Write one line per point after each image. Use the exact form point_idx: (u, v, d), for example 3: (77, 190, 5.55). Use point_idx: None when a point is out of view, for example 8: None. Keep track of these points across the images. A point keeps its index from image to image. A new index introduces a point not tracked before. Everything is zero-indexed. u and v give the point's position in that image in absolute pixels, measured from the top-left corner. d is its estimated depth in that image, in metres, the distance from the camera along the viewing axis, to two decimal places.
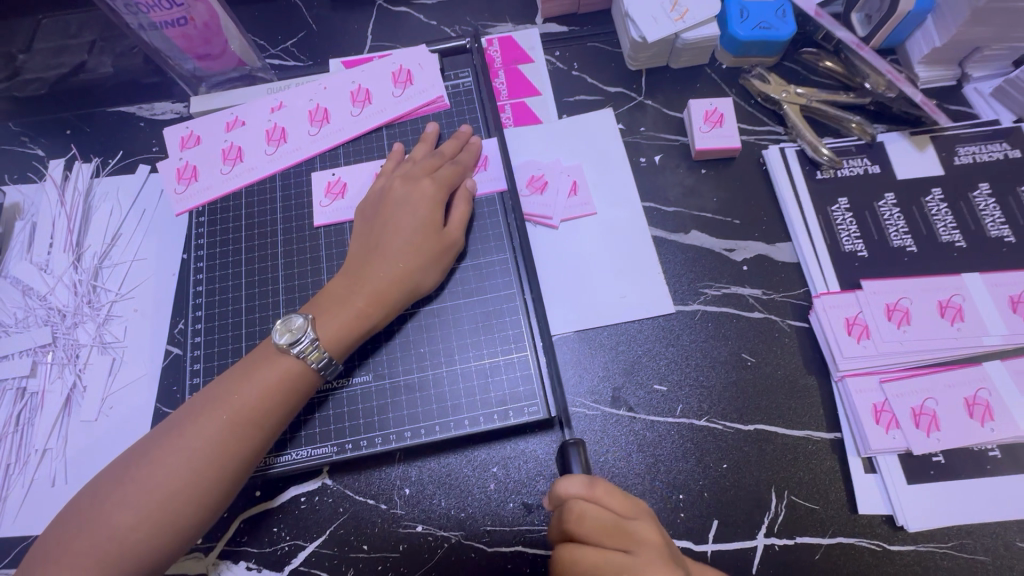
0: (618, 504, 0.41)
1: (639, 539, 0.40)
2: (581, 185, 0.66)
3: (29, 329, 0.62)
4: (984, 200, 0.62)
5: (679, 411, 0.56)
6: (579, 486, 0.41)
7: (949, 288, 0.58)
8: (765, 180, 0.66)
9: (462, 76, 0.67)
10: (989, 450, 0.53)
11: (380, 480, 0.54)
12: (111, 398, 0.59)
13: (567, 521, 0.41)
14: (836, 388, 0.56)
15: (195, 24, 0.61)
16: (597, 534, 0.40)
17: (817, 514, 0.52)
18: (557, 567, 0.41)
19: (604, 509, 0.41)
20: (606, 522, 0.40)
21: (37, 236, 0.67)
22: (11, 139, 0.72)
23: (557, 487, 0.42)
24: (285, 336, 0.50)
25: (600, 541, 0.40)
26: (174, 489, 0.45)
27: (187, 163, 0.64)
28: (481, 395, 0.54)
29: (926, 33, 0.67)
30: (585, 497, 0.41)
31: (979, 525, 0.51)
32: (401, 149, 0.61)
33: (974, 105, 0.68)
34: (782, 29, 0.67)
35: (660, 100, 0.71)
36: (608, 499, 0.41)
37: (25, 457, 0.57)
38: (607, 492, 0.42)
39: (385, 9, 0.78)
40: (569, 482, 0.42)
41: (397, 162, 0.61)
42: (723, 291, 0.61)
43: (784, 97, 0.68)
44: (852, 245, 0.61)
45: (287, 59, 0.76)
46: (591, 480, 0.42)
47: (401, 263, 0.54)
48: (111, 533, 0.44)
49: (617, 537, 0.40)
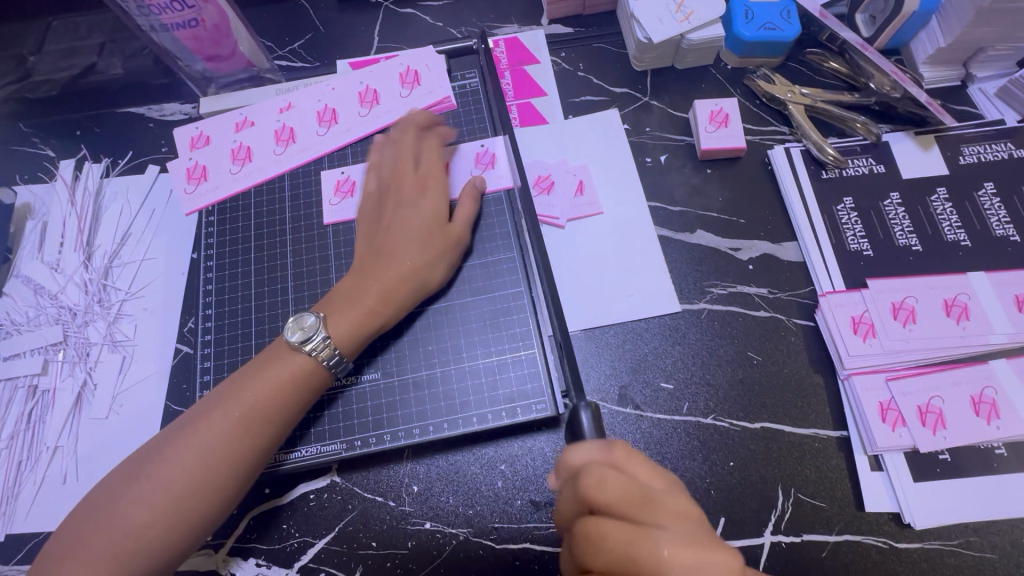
0: (638, 472, 0.40)
1: (665, 508, 0.39)
2: (587, 185, 0.66)
3: (40, 328, 0.63)
4: (989, 200, 0.62)
5: (686, 409, 0.56)
6: (595, 451, 0.40)
7: (954, 287, 0.58)
8: (770, 180, 0.66)
9: (469, 77, 0.68)
10: (995, 448, 0.53)
11: (388, 477, 0.55)
12: (122, 396, 0.60)
13: (588, 488, 0.38)
14: (842, 387, 0.56)
15: (205, 25, 0.62)
16: (623, 500, 0.38)
17: (823, 511, 0.52)
18: (580, 540, 0.38)
19: (625, 475, 0.39)
20: (630, 486, 0.38)
21: (48, 235, 0.68)
22: (22, 140, 0.73)
23: (571, 456, 0.40)
24: (297, 333, 0.50)
25: (627, 511, 0.38)
26: (187, 487, 0.45)
27: (196, 164, 0.64)
28: (489, 393, 0.54)
29: (930, 33, 0.67)
30: (606, 462, 0.40)
31: (986, 522, 0.51)
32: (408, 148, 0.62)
33: (979, 106, 0.68)
34: (787, 30, 0.68)
35: (665, 100, 0.72)
36: (629, 465, 0.40)
37: (36, 454, 0.58)
38: (627, 455, 0.41)
39: (391, 11, 0.79)
40: (587, 449, 0.40)
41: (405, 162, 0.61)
42: (729, 290, 0.62)
43: (789, 98, 0.68)
44: (857, 244, 0.61)
45: (294, 60, 0.76)
46: (608, 445, 0.41)
47: (409, 261, 0.54)
48: (126, 529, 0.44)
49: (641, 508, 0.38)
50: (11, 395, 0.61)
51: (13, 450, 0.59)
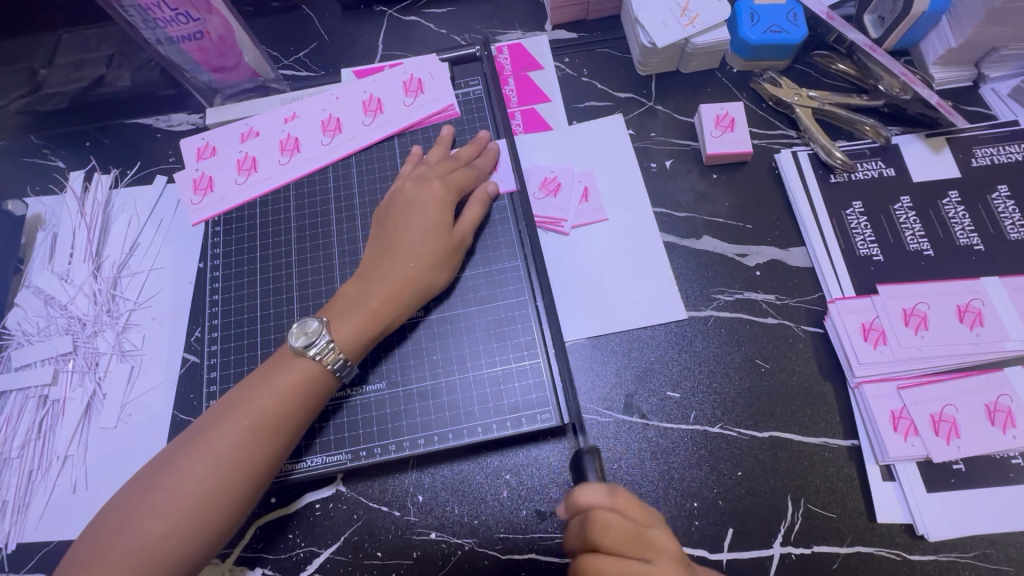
0: (633, 511, 0.41)
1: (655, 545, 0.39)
2: (592, 192, 0.66)
3: (50, 338, 0.64)
4: (1002, 203, 0.61)
5: (693, 418, 0.56)
6: (601, 495, 0.41)
7: (967, 293, 0.57)
8: (777, 184, 0.66)
9: (472, 85, 0.68)
10: (1011, 458, 0.52)
11: (394, 486, 0.55)
12: (131, 405, 0.60)
13: (589, 533, 0.40)
14: (852, 395, 0.55)
15: (210, 37, 0.62)
16: (617, 541, 0.39)
17: (833, 523, 0.51)
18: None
19: (622, 516, 0.40)
20: (625, 529, 0.40)
21: (58, 246, 0.68)
22: (33, 152, 0.74)
23: (579, 497, 0.41)
24: (300, 339, 0.50)
25: (618, 548, 0.39)
26: (199, 498, 0.45)
27: (203, 174, 0.65)
28: (493, 402, 0.54)
29: (941, 34, 0.66)
30: (606, 506, 0.41)
31: (1002, 535, 0.50)
32: (418, 153, 0.62)
33: (991, 106, 0.67)
34: (793, 32, 0.67)
35: (670, 106, 0.71)
36: (628, 509, 0.41)
37: (47, 463, 0.59)
38: (629, 503, 0.41)
39: (395, 19, 0.79)
40: (590, 493, 0.41)
41: (414, 166, 0.61)
42: (736, 296, 0.61)
43: (796, 101, 0.67)
44: (867, 249, 0.60)
45: (299, 69, 0.77)
46: (610, 489, 0.42)
47: (416, 266, 0.54)
48: (140, 542, 0.44)
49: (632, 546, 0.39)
50: (22, 405, 0.62)
51: (25, 459, 0.59)
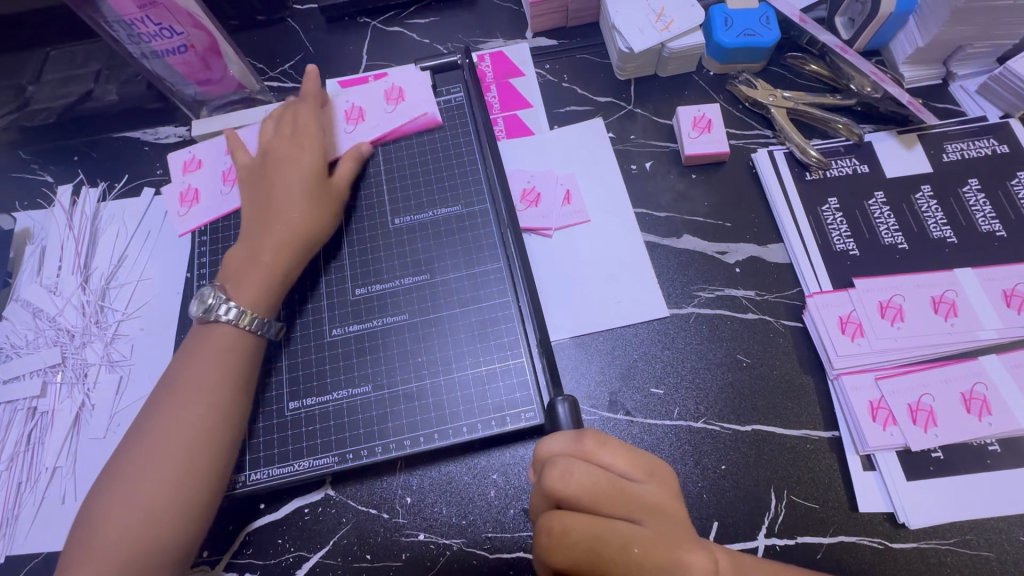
0: (618, 463, 0.40)
1: (643, 501, 0.39)
2: (574, 194, 0.67)
3: (39, 350, 0.64)
4: (974, 196, 0.62)
5: (676, 414, 0.56)
6: (567, 443, 0.41)
7: (942, 284, 0.58)
8: (755, 183, 0.67)
9: (453, 92, 0.69)
10: (988, 445, 0.53)
11: (382, 489, 0.55)
12: (119, 415, 0.61)
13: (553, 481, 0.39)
14: (831, 387, 0.56)
15: (195, 51, 0.63)
16: (590, 491, 0.39)
17: (816, 513, 0.52)
18: (544, 534, 0.39)
19: (594, 464, 0.40)
20: (600, 480, 0.39)
21: (46, 259, 0.69)
22: (22, 167, 0.75)
23: (543, 445, 0.41)
24: (200, 307, 0.53)
25: (598, 504, 0.39)
26: (160, 475, 0.47)
27: (189, 185, 0.66)
28: (478, 402, 0.55)
29: (908, 34, 0.68)
30: (574, 453, 0.41)
31: (981, 520, 0.51)
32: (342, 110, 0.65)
33: (960, 103, 0.69)
34: (765, 35, 0.68)
35: (649, 109, 0.73)
36: (602, 457, 0.40)
37: (35, 475, 0.59)
38: (599, 447, 0.41)
39: (379, 30, 0.81)
40: (558, 441, 0.41)
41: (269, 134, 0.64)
42: (716, 293, 0.62)
43: (771, 101, 0.69)
44: (843, 244, 0.62)
45: (284, 81, 0.78)
46: (579, 436, 0.41)
47: (301, 219, 0.57)
48: (116, 539, 0.45)
49: (614, 502, 0.39)
50: (10, 418, 0.62)
51: (13, 472, 0.59)
